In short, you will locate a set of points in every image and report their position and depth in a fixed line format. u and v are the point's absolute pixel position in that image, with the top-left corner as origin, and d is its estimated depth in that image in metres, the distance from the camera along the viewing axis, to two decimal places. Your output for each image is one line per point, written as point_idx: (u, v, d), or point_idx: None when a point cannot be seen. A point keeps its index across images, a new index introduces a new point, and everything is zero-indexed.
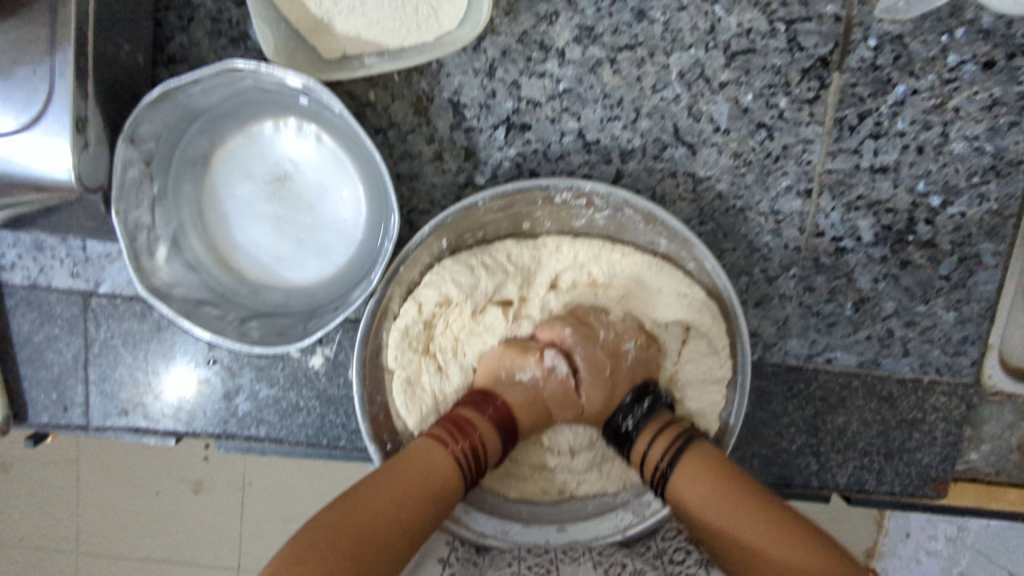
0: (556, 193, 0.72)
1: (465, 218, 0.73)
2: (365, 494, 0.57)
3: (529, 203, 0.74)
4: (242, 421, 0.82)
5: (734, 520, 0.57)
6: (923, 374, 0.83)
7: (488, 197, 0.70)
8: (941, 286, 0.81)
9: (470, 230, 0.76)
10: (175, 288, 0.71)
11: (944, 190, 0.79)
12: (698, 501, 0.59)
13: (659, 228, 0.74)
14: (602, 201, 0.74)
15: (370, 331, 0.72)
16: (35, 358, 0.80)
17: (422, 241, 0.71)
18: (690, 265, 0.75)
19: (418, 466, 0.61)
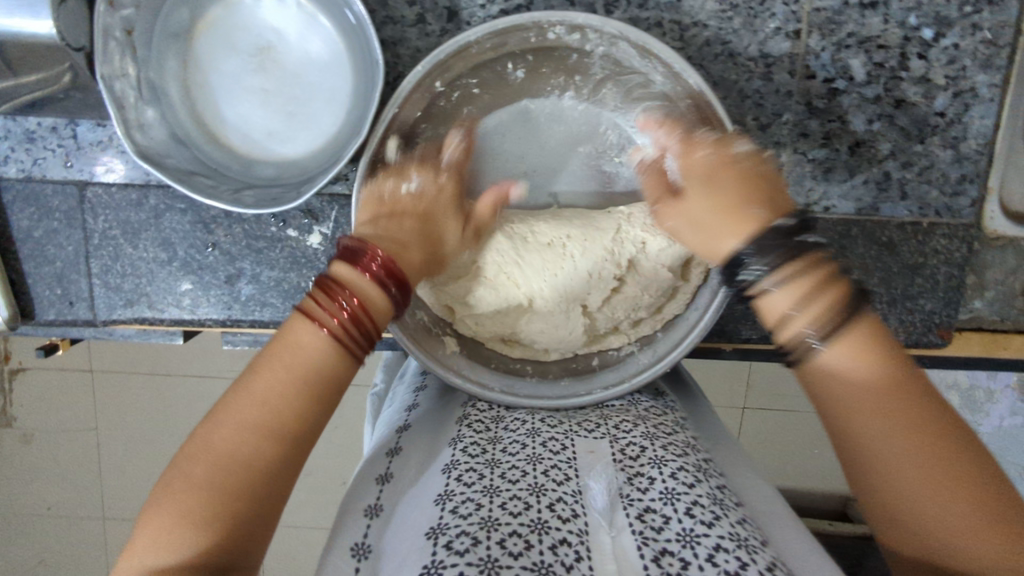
0: (549, 27, 0.70)
1: (458, 56, 0.70)
2: (233, 403, 0.54)
3: (523, 44, 0.72)
4: (246, 306, 0.82)
5: (908, 485, 0.49)
6: (922, 218, 0.83)
7: (482, 30, 0.68)
8: (938, 123, 0.80)
9: (467, 75, 0.75)
10: (167, 159, 0.71)
11: (935, 22, 0.77)
12: (898, 456, 0.50)
13: (654, 61, 0.71)
14: (596, 36, 0.71)
15: (368, 183, 0.71)
16: (37, 254, 0.80)
17: (417, 83, 0.69)
18: (684, 103, 0.72)
19: (285, 355, 0.56)
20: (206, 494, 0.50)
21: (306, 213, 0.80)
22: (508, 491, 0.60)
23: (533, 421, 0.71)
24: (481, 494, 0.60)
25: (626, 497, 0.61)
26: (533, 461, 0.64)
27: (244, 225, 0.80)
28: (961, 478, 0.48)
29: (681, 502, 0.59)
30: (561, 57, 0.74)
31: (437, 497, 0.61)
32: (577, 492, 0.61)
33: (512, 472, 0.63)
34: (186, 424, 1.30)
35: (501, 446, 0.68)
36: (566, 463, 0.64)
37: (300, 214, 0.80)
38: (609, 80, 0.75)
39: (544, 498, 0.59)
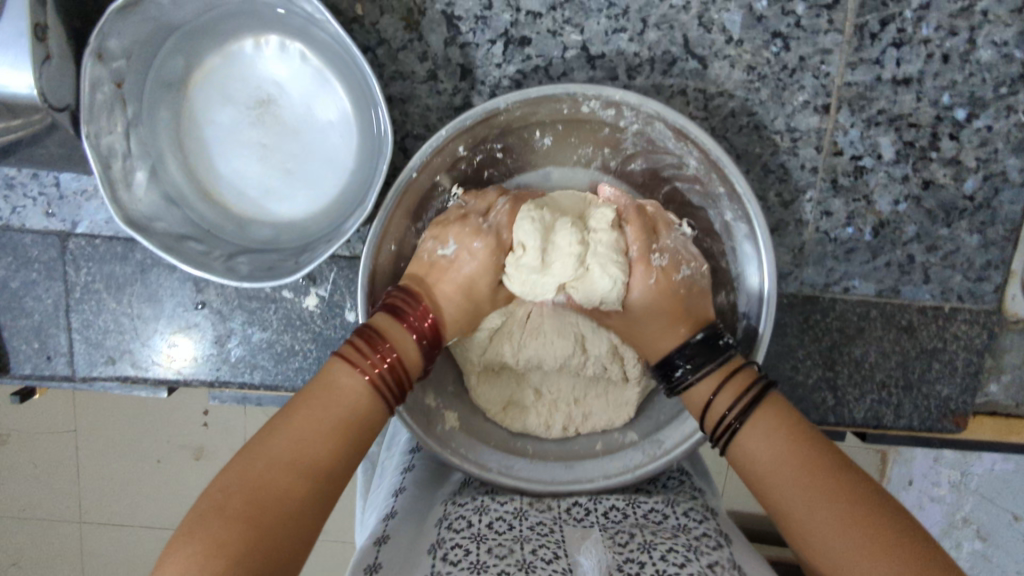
0: (583, 101, 0.65)
1: (484, 121, 0.66)
2: (277, 438, 0.52)
3: (553, 113, 0.68)
4: (236, 368, 0.78)
5: (785, 486, 0.54)
6: (944, 303, 0.80)
7: (512, 99, 0.63)
8: (965, 206, 0.77)
9: (493, 139, 0.70)
10: (156, 222, 0.66)
11: (969, 103, 0.74)
12: (760, 455, 0.56)
13: (689, 146, 0.66)
14: (631, 114, 0.66)
15: (371, 254, 0.65)
16: (14, 305, 0.76)
17: (438, 147, 0.64)
18: (719, 187, 0.67)
19: (329, 398, 0.55)
20: (266, 480, 0.50)
21: (303, 276, 0.75)
22: (494, 565, 0.57)
23: (519, 503, 0.68)
24: (469, 573, 0.57)
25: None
26: (520, 541, 0.61)
27: (236, 285, 0.76)
28: (831, 483, 0.52)
29: None
30: (592, 128, 0.69)
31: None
32: (568, 570, 0.57)
33: (499, 549, 0.60)
34: (171, 432, 1.26)
35: (488, 522, 0.64)
36: (556, 543, 0.61)
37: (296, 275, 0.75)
38: (642, 155, 0.71)
39: (532, 574, 0.56)
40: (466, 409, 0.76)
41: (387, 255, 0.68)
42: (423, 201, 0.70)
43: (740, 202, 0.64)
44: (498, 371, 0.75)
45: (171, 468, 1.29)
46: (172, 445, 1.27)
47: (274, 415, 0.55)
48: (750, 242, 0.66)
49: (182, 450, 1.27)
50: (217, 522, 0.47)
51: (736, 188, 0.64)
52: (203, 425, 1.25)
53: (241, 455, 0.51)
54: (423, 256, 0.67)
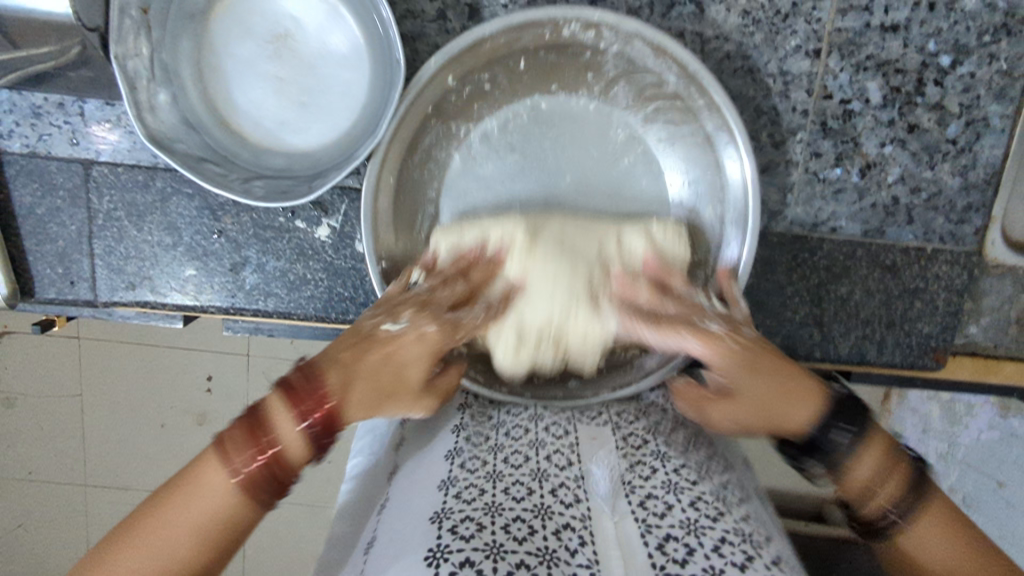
0: (563, 23, 0.69)
1: (472, 52, 0.70)
2: (231, 438, 0.54)
3: (538, 42, 0.71)
4: (251, 295, 0.82)
5: (777, 411, 0.61)
6: (926, 243, 0.84)
7: (496, 26, 0.67)
8: (948, 150, 0.81)
9: (480, 70, 0.73)
10: (176, 144, 0.70)
11: (954, 50, 0.78)
12: (745, 392, 0.61)
13: (669, 62, 0.69)
14: (610, 35, 0.70)
15: (374, 188, 0.71)
16: (39, 231, 0.79)
17: (430, 76, 0.69)
18: (706, 117, 0.71)
19: (304, 450, 0.55)
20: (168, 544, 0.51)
21: (315, 206, 0.79)
22: (510, 476, 0.66)
23: (537, 412, 0.75)
24: (485, 479, 0.65)
25: (627, 485, 0.66)
26: (534, 448, 0.70)
27: (252, 214, 0.79)
28: (956, 532, 0.57)
29: (683, 494, 0.64)
30: (574, 54, 0.73)
31: (440, 480, 0.65)
32: (580, 479, 0.66)
33: (512, 459, 0.68)
34: (174, 397, 1.30)
35: (505, 432, 0.73)
36: (568, 450, 0.70)
37: (309, 206, 0.79)
38: (622, 79, 0.75)
39: (546, 484, 0.65)
40: None
41: (392, 179, 0.73)
42: (423, 124, 0.74)
43: (718, 113, 0.70)
44: None
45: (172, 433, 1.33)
46: (176, 409, 1.31)
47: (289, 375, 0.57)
48: (733, 150, 0.70)
49: (185, 416, 1.32)
50: (168, 536, 0.51)
51: (717, 108, 0.69)
52: (205, 391, 1.30)
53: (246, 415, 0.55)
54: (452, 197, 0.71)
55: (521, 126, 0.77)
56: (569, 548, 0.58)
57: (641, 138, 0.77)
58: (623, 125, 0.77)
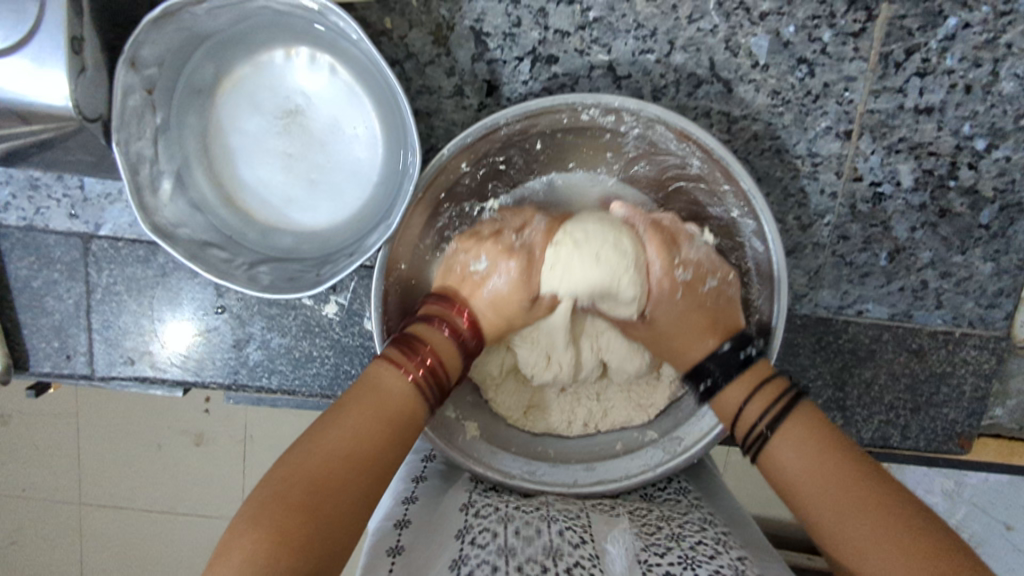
0: (582, 109, 0.66)
1: (486, 139, 0.66)
2: (319, 441, 0.56)
3: (554, 124, 0.68)
4: (253, 372, 0.79)
5: (836, 511, 0.55)
6: (955, 328, 0.81)
7: (513, 114, 0.64)
8: (981, 235, 0.78)
9: (494, 153, 0.70)
10: (181, 228, 0.67)
11: (989, 133, 0.75)
12: (801, 470, 0.58)
13: (693, 147, 0.66)
14: (631, 119, 0.67)
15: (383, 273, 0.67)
16: (34, 304, 0.76)
17: (441, 165, 0.66)
18: (733, 206, 0.68)
19: (371, 409, 0.59)
20: (254, 538, 0.49)
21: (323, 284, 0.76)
22: (524, 551, 0.60)
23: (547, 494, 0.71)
24: (497, 555, 0.60)
25: (645, 562, 0.61)
26: (548, 523, 0.65)
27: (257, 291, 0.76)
28: (859, 477, 0.56)
29: (702, 568, 0.59)
30: (593, 137, 0.70)
31: (453, 561, 0.61)
32: (595, 556, 0.61)
33: (525, 533, 0.63)
34: (169, 417, 1.27)
35: (516, 506, 0.69)
36: (582, 527, 0.65)
37: None
38: (643, 158, 0.72)
39: (561, 562, 0.59)
40: (484, 413, 0.77)
41: (402, 266, 0.70)
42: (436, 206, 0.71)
43: (748, 201, 0.65)
44: (513, 374, 0.76)
45: (170, 454, 1.29)
46: (172, 431, 1.28)
47: (322, 420, 0.59)
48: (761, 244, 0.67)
49: (182, 437, 1.27)
50: (268, 519, 0.50)
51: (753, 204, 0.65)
52: (204, 411, 1.26)
53: (284, 462, 0.55)
54: (456, 267, 0.69)
55: (539, 201, 0.74)
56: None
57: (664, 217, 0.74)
58: (645, 205, 0.74)
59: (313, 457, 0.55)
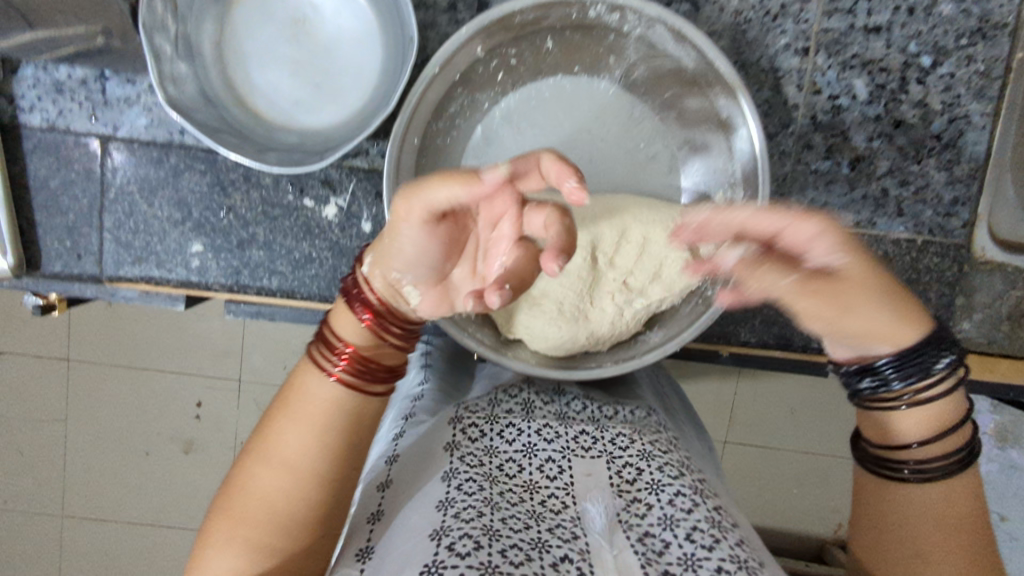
0: (589, 5, 0.75)
1: (503, 23, 0.74)
2: (267, 440, 0.60)
3: (563, 18, 0.77)
4: (255, 273, 0.83)
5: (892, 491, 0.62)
6: (916, 235, 0.86)
7: (529, 2, 0.71)
8: (933, 145, 0.85)
9: (507, 45, 0.78)
10: (195, 113, 0.73)
11: (934, 51, 0.83)
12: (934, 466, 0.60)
13: (687, 47, 0.74)
14: (634, 19, 0.75)
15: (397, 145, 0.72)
16: (51, 204, 0.81)
17: (458, 46, 0.72)
18: (717, 90, 0.75)
19: (300, 410, 0.60)
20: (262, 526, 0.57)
21: (324, 184, 0.81)
22: (506, 509, 0.60)
23: (529, 434, 0.70)
24: (483, 502, 0.60)
25: (625, 522, 0.61)
26: (528, 491, 0.64)
27: (261, 192, 0.81)
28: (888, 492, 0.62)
29: (680, 528, 0.59)
30: (598, 36, 0.79)
31: (439, 501, 0.60)
32: (575, 517, 0.61)
33: (510, 496, 0.62)
34: (163, 421, 1.44)
35: (499, 463, 0.67)
36: (563, 490, 0.64)
37: (318, 184, 0.81)
38: (643, 62, 0.80)
39: (542, 523, 0.60)
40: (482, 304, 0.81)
41: (413, 148, 0.76)
42: (448, 94, 0.78)
43: (723, 81, 0.73)
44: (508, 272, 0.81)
45: (157, 458, 1.45)
46: (163, 437, 1.45)
47: (264, 434, 0.60)
48: (744, 129, 0.74)
49: (173, 442, 1.45)
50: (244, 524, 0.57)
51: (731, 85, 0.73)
52: (196, 417, 1.44)
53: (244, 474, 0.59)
54: None
55: (542, 103, 0.81)
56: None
57: (659, 125, 0.82)
58: (643, 112, 0.82)
59: (299, 442, 0.59)
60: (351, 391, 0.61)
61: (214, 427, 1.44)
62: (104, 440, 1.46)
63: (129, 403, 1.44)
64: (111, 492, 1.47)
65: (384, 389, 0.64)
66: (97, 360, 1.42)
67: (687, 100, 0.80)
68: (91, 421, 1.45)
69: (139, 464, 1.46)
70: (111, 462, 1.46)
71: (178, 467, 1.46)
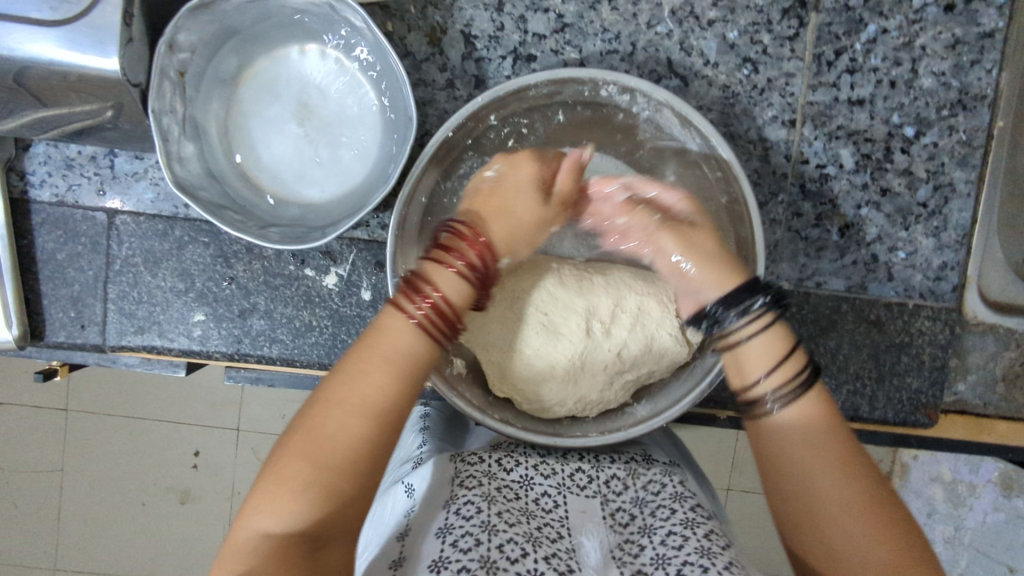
0: (602, 85, 0.76)
1: (516, 96, 0.76)
2: (337, 387, 0.57)
3: (577, 95, 0.79)
4: (256, 341, 0.84)
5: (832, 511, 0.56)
6: (907, 299, 0.88)
7: (543, 78, 0.73)
8: (920, 212, 0.87)
9: (518, 113, 0.80)
10: (200, 191, 0.74)
11: (916, 122, 0.85)
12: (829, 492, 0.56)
13: (693, 132, 0.77)
14: (643, 101, 0.78)
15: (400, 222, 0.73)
16: (57, 275, 0.82)
17: (473, 113, 0.74)
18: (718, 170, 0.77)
19: (386, 347, 0.59)
20: (340, 451, 0.54)
21: (324, 255, 0.83)
22: (505, 532, 0.60)
23: (527, 466, 0.72)
24: (480, 529, 0.60)
25: (619, 561, 0.61)
26: (526, 516, 0.64)
27: (263, 262, 0.83)
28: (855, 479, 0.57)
29: (671, 565, 0.59)
30: (607, 114, 0.82)
31: (438, 528, 0.62)
32: (570, 550, 0.61)
33: (508, 516, 0.63)
34: (160, 474, 1.43)
35: (497, 485, 0.68)
36: (558, 522, 0.65)
37: (319, 254, 0.83)
38: (652, 142, 0.83)
39: (539, 549, 0.59)
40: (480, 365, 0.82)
41: (421, 207, 0.78)
42: (453, 163, 0.80)
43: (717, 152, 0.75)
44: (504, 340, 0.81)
45: (153, 510, 1.43)
46: (159, 490, 1.43)
47: (325, 391, 0.57)
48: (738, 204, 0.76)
49: (169, 494, 1.43)
50: (297, 470, 0.53)
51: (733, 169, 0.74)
52: (192, 466, 1.42)
53: (289, 453, 0.54)
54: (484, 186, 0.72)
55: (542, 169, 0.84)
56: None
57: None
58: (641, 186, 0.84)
59: (358, 410, 0.56)
60: (371, 408, 0.56)
61: (211, 483, 1.43)
62: (100, 495, 1.44)
63: (127, 458, 1.43)
64: (107, 551, 1.45)
65: (399, 358, 0.59)
66: (98, 414, 1.43)
67: (687, 183, 0.82)
68: (87, 475, 1.44)
69: (134, 518, 1.44)
70: (106, 517, 1.45)
71: (176, 524, 1.44)
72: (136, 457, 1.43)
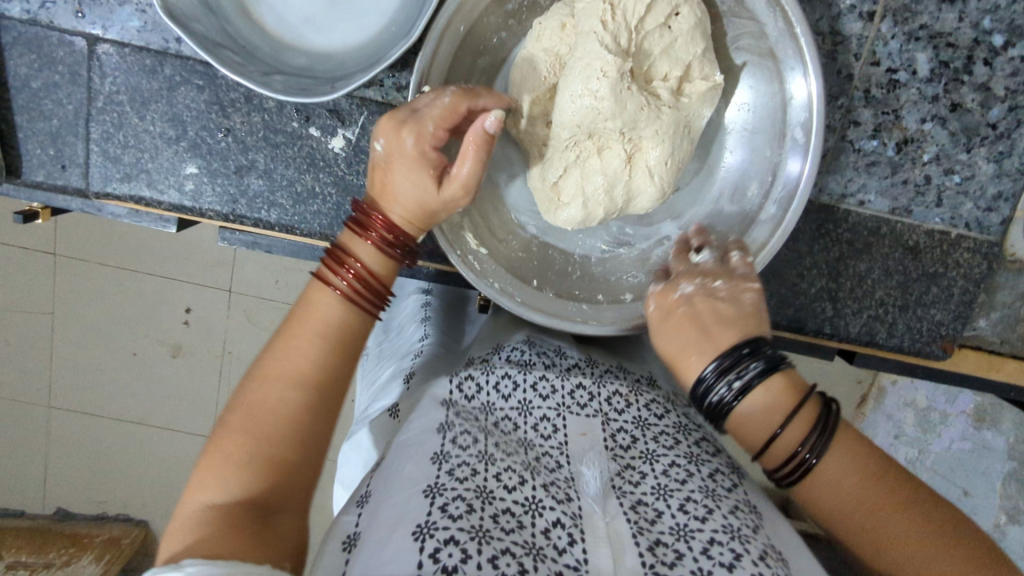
0: None
1: None
2: (275, 357, 0.55)
3: None
4: (253, 203, 0.77)
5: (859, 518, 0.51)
6: (951, 228, 0.82)
7: None
8: (987, 134, 0.79)
9: None
10: (193, 23, 0.65)
11: (1009, 30, 0.75)
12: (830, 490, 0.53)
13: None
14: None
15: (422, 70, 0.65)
16: (32, 106, 0.74)
17: None
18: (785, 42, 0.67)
19: (310, 323, 0.57)
20: (276, 421, 0.52)
21: (332, 113, 0.75)
22: (500, 461, 0.55)
23: (525, 389, 0.66)
24: (477, 459, 0.54)
25: (619, 487, 0.56)
26: (523, 447, 0.60)
27: (263, 115, 0.75)
28: (884, 499, 0.51)
29: (673, 498, 0.55)
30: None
31: (433, 453, 0.54)
32: (569, 478, 0.56)
33: (504, 447, 0.58)
34: (152, 329, 1.41)
35: (493, 421, 0.62)
36: (558, 449, 0.60)
37: (326, 113, 0.75)
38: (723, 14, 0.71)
39: (535, 478, 0.55)
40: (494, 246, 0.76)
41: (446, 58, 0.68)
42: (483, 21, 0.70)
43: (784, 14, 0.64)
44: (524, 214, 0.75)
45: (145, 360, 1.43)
46: (150, 344, 1.42)
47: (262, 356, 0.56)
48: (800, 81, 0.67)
49: (160, 347, 1.42)
50: (231, 447, 0.50)
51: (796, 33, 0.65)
52: (185, 321, 1.40)
53: (233, 414, 0.52)
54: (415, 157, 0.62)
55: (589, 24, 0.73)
56: (556, 548, 0.49)
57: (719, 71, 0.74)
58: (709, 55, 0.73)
59: (290, 378, 0.54)
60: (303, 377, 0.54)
61: (202, 342, 1.41)
62: (90, 343, 1.43)
63: (117, 308, 1.40)
64: (98, 396, 1.46)
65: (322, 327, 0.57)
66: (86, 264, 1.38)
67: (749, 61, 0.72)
68: (77, 322, 1.42)
69: (125, 367, 1.44)
70: (96, 364, 1.44)
71: (166, 377, 1.44)
72: (127, 309, 1.40)
